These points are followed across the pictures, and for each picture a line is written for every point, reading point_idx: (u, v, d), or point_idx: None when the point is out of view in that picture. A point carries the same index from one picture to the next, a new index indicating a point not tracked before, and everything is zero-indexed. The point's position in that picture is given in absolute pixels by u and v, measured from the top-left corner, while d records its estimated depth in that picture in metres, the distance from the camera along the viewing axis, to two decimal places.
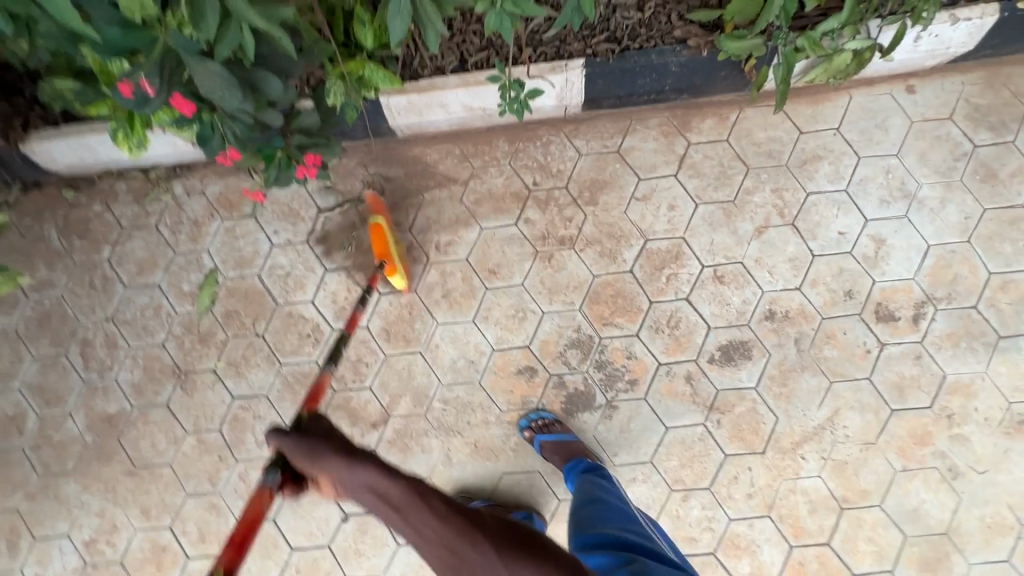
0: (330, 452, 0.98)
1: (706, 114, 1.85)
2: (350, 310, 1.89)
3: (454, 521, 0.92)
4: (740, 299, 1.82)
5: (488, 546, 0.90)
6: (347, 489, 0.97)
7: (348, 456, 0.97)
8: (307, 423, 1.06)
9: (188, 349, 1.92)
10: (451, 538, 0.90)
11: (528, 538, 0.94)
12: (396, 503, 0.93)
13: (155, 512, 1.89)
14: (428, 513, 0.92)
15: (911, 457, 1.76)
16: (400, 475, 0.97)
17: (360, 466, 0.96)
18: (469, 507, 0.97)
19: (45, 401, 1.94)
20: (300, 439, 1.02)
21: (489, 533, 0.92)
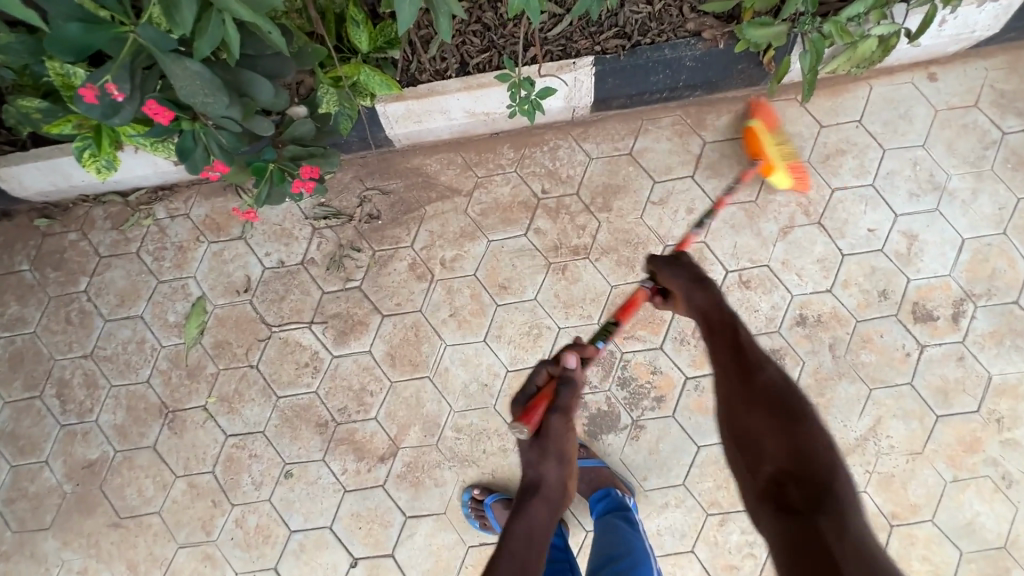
0: (686, 281, 1.21)
1: (721, 111, 1.76)
2: (351, 335, 1.75)
3: (739, 364, 1.12)
4: (769, 305, 1.71)
5: (758, 397, 1.06)
6: (690, 312, 1.22)
7: (699, 279, 1.20)
8: (678, 258, 1.25)
9: (176, 385, 1.77)
10: (722, 366, 1.14)
11: (788, 405, 1.04)
12: (708, 324, 1.19)
13: (143, 566, 1.72)
14: (763, 375, 1.09)
15: (961, 467, 1.64)
16: (728, 311, 1.18)
17: (697, 290, 1.20)
18: (764, 362, 1.12)
19: (18, 450, 1.77)
20: (672, 264, 1.25)
21: (759, 390, 1.07)
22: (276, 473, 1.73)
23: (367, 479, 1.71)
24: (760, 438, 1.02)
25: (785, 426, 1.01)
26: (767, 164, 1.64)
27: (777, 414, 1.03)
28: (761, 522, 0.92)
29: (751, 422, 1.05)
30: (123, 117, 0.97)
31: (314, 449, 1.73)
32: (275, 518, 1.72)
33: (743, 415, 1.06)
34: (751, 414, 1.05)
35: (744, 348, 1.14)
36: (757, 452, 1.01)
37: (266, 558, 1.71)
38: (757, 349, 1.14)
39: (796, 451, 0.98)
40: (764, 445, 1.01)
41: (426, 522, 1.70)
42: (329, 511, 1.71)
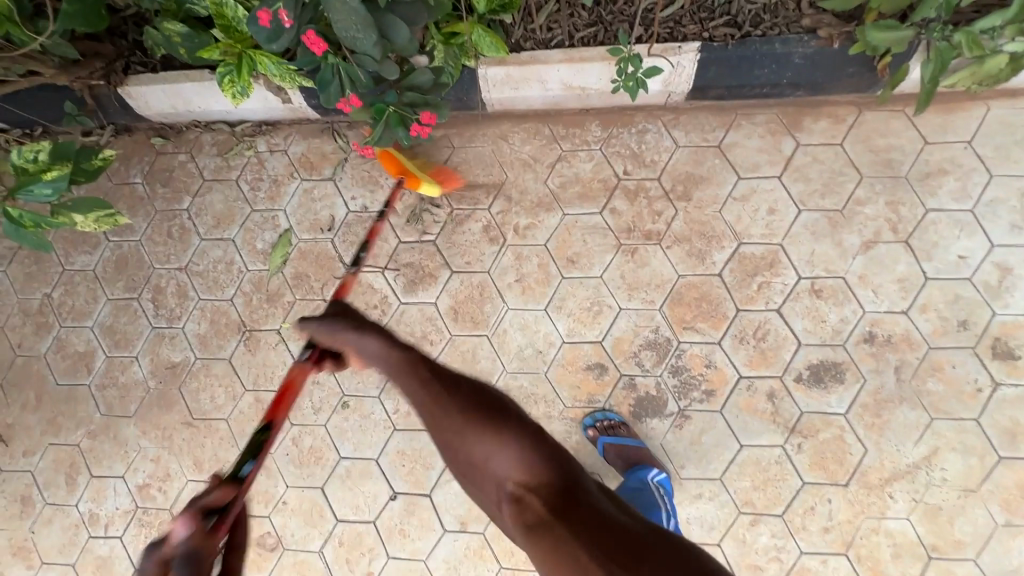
0: (348, 326, 1.06)
1: (821, 114, 1.71)
2: (420, 285, 1.84)
3: (448, 393, 1.05)
4: (838, 317, 1.68)
5: (490, 428, 1.01)
6: (366, 361, 1.06)
7: (361, 329, 1.06)
8: (335, 313, 1.10)
9: (255, 307, 1.91)
10: (421, 400, 1.05)
11: (500, 411, 1.04)
12: (393, 365, 1.05)
13: (207, 465, 1.90)
14: (457, 401, 1.04)
15: (1015, 512, 1.59)
16: (400, 343, 1.08)
17: (369, 340, 1.05)
18: (451, 376, 1.09)
19: (114, 342, 1.97)
20: (329, 320, 1.08)
21: (478, 416, 1.02)
22: (334, 402, 1.85)
23: (416, 421, 1.82)
24: (475, 455, 1.00)
25: (494, 438, 1.00)
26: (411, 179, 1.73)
27: (489, 425, 1.01)
28: (523, 541, 0.92)
29: (473, 447, 1.00)
30: (278, 48, 1.12)
31: (371, 385, 1.84)
32: (327, 443, 1.85)
33: (465, 441, 1.00)
34: (467, 440, 1.01)
35: (440, 379, 1.07)
36: (483, 469, 0.99)
37: (315, 477, 1.85)
38: (444, 370, 1.09)
39: (532, 464, 0.98)
40: (494, 464, 0.99)
41: None
42: (377, 445, 1.83)
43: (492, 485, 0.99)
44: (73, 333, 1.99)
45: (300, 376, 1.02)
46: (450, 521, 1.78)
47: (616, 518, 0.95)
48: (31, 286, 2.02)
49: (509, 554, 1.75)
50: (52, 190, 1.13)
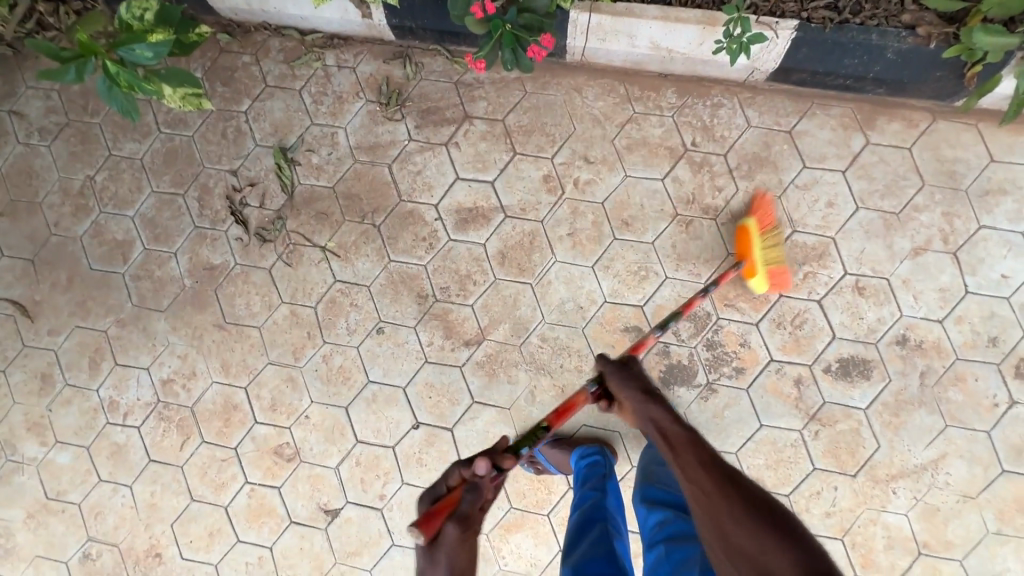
0: (642, 393, 1.22)
1: (894, 116, 1.73)
2: (471, 224, 1.84)
3: (724, 478, 1.01)
4: (875, 316, 1.72)
5: (755, 523, 0.92)
6: (640, 422, 1.21)
7: (648, 396, 1.21)
8: (627, 365, 1.30)
9: (303, 222, 1.90)
10: (697, 484, 1.03)
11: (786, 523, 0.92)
12: (674, 442, 1.13)
13: (234, 369, 1.91)
14: (738, 496, 0.97)
15: (1007, 522, 1.68)
16: (683, 425, 1.16)
17: (652, 407, 1.19)
18: (752, 486, 1.00)
19: (154, 236, 1.95)
20: (618, 370, 1.28)
21: (772, 520, 0.92)
22: (369, 326, 1.87)
23: (448, 356, 1.84)
24: (727, 525, 0.94)
25: (763, 535, 0.90)
26: (749, 267, 1.68)
27: (776, 527, 0.91)
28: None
29: (737, 529, 0.93)
30: None
31: (409, 315, 1.86)
32: (357, 364, 1.87)
33: (726, 517, 0.95)
34: (767, 551, 0.88)
35: (724, 464, 1.05)
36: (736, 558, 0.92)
37: (341, 396, 1.87)
38: (726, 465, 1.05)
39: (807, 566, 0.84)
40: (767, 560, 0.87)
41: (489, 411, 1.83)
42: (407, 374, 1.85)
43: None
44: (113, 220, 1.97)
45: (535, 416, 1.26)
46: (468, 457, 1.83)
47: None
48: (75, 167, 1.99)
49: (520, 495, 1.81)
50: (153, 55, 1.10)
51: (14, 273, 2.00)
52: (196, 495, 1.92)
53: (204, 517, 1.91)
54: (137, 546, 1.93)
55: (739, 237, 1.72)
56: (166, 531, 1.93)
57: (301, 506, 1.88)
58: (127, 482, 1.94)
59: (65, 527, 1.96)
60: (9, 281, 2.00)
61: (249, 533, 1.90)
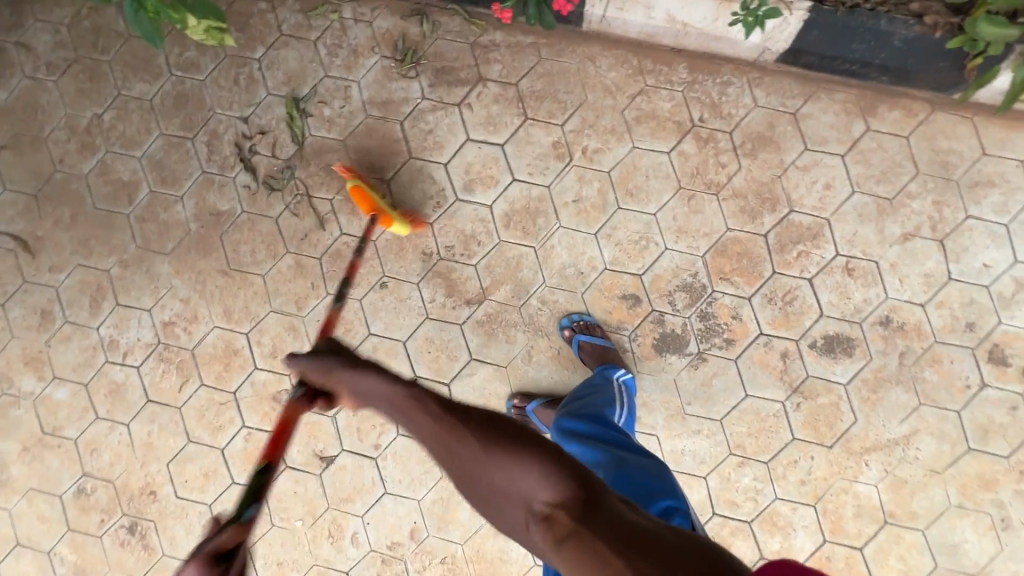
0: (343, 365, 1.13)
1: (895, 105, 1.78)
2: (479, 185, 1.87)
3: (456, 424, 1.01)
4: (862, 297, 1.80)
5: (489, 458, 0.95)
6: (359, 400, 1.10)
7: (356, 366, 1.12)
8: (319, 356, 1.15)
9: (311, 173, 1.91)
10: (434, 436, 1.01)
11: (495, 435, 0.98)
12: (401, 405, 1.05)
13: (237, 315, 1.94)
14: (469, 435, 0.99)
15: (969, 497, 1.78)
16: (406, 381, 1.08)
17: (363, 376, 1.09)
18: (462, 407, 1.05)
19: (161, 179, 1.95)
20: (320, 360, 1.14)
21: (487, 441, 0.98)
22: (373, 280, 1.90)
23: (448, 313, 1.88)
24: (483, 474, 0.95)
25: (505, 463, 0.94)
26: (383, 216, 1.78)
27: (500, 445, 0.96)
28: (554, 557, 0.86)
29: (492, 474, 0.94)
30: None
31: (412, 272, 1.89)
32: (359, 316, 1.90)
33: (484, 468, 0.95)
34: (487, 467, 0.95)
35: (449, 407, 1.04)
36: (500, 497, 0.94)
37: None
38: (453, 403, 1.05)
39: (547, 474, 0.92)
40: (510, 483, 0.93)
41: (486, 368, 1.88)
42: (407, 328, 1.89)
43: (518, 509, 0.92)
44: (120, 160, 1.97)
45: (292, 414, 1.13)
46: None
47: (636, 530, 0.86)
48: (81, 104, 1.97)
49: None
50: None
51: (17, 208, 1.99)
52: (193, 436, 1.95)
53: (200, 458, 1.95)
54: (132, 483, 1.97)
55: (358, 196, 1.78)
56: (161, 470, 1.96)
57: (297, 452, 1.92)
58: (124, 421, 1.97)
59: (60, 461, 1.99)
60: (12, 216, 1.99)
61: (244, 476, 1.94)
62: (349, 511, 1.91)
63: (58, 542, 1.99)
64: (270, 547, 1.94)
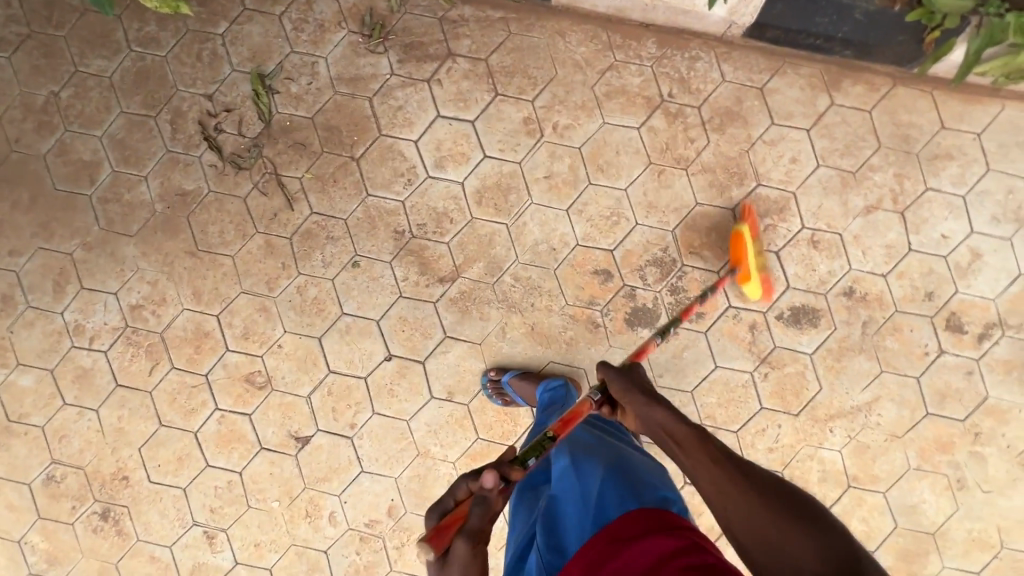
0: (642, 392, 1.22)
1: (858, 80, 1.82)
2: (450, 162, 1.87)
3: (732, 469, 0.99)
4: (827, 269, 1.84)
5: (762, 507, 0.92)
6: (643, 422, 1.18)
7: (649, 397, 1.21)
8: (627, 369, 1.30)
9: (279, 151, 1.88)
10: (705, 473, 1.01)
11: (794, 503, 0.92)
12: (681, 439, 1.09)
13: (207, 297, 1.91)
14: (755, 490, 0.95)
15: (928, 460, 1.85)
16: (690, 424, 1.12)
17: (653, 408, 1.17)
18: (750, 465, 1.01)
19: (123, 158, 1.90)
20: (617, 374, 1.29)
21: (757, 490, 0.95)
22: (345, 259, 1.89)
23: (422, 292, 1.88)
24: (748, 518, 0.92)
25: (776, 518, 0.89)
26: (744, 272, 1.77)
27: (771, 506, 0.91)
28: None
29: (768, 525, 0.90)
30: None
31: (385, 251, 1.88)
32: (332, 296, 1.89)
33: (746, 512, 0.92)
34: (756, 518, 0.91)
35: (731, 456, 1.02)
36: (762, 551, 0.88)
37: (314, 327, 1.90)
38: (739, 458, 1.02)
39: (831, 551, 0.84)
40: (787, 550, 0.86)
41: (461, 346, 1.88)
42: (381, 307, 1.89)
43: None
44: (79, 139, 1.91)
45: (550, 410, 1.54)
46: (438, 389, 1.89)
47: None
48: (37, 81, 1.91)
49: (487, 427, 1.89)
50: None
51: None
52: (165, 420, 1.93)
53: (173, 441, 1.93)
54: (104, 469, 1.94)
55: (735, 241, 1.78)
56: (133, 455, 1.94)
57: (272, 433, 1.91)
58: (92, 406, 1.94)
59: (28, 449, 1.95)
60: None
61: (219, 458, 1.93)
62: (327, 490, 1.91)
63: (29, 530, 1.96)
64: (247, 529, 1.93)
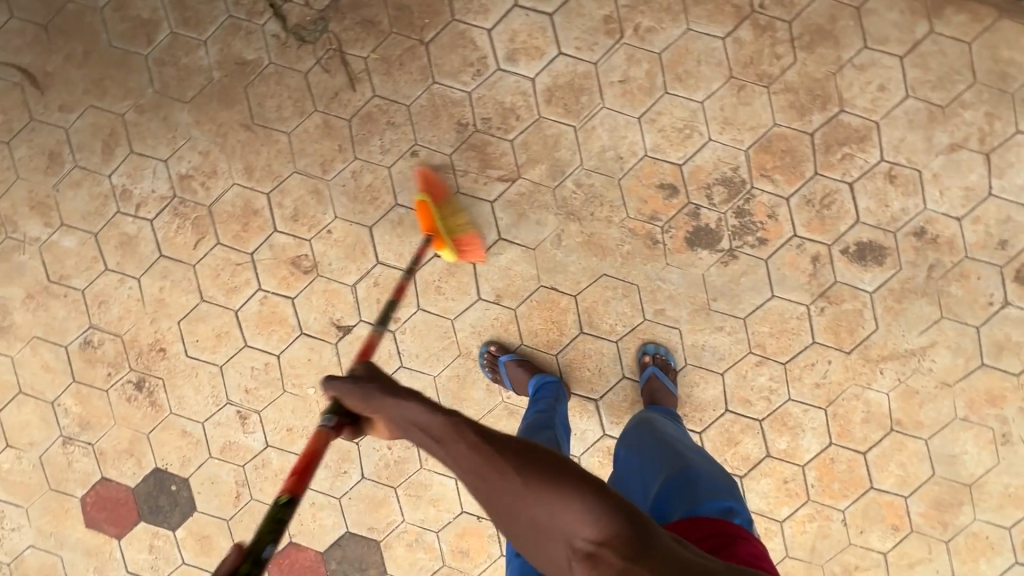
0: (381, 393, 1.06)
1: (962, 9, 1.72)
2: (523, 56, 1.79)
3: (479, 450, 0.91)
4: (901, 206, 1.78)
5: (528, 493, 0.86)
6: (398, 428, 1.03)
7: (398, 394, 1.04)
8: (359, 376, 1.12)
9: (347, 28, 1.81)
10: (461, 468, 0.92)
11: (565, 464, 0.89)
12: (438, 435, 0.97)
13: (259, 174, 1.86)
14: (502, 464, 0.89)
15: (975, 411, 1.82)
16: (443, 409, 1.00)
17: (398, 402, 1.03)
18: (495, 432, 0.95)
19: (183, 20, 1.83)
20: (354, 385, 1.11)
21: (507, 464, 0.89)
22: (403, 148, 1.82)
23: (480, 189, 1.82)
24: (508, 502, 0.87)
25: (542, 494, 0.85)
26: (438, 239, 1.75)
27: (525, 482, 0.87)
28: None
29: (534, 509, 0.85)
30: None
31: (446, 143, 1.82)
32: (387, 185, 1.84)
33: (524, 506, 0.86)
34: (528, 502, 0.86)
35: (471, 435, 0.94)
36: (540, 537, 0.86)
37: (366, 216, 1.85)
38: (490, 431, 0.95)
39: (591, 511, 0.83)
40: (557, 524, 0.84)
41: (513, 250, 1.84)
42: None
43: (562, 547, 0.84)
44: None
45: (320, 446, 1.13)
46: (486, 291, 1.85)
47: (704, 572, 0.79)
48: None
49: (532, 335, 1.86)
50: None
51: (24, 38, 1.86)
52: (207, 296, 1.90)
53: (213, 318, 1.91)
54: (141, 338, 1.93)
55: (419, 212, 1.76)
56: (172, 328, 1.92)
57: (313, 319, 1.89)
58: (134, 275, 1.91)
59: (67, 311, 1.93)
60: (19, 47, 1.86)
61: (257, 340, 1.91)
62: None
63: (63, 393, 1.96)
64: (280, 413, 1.92)
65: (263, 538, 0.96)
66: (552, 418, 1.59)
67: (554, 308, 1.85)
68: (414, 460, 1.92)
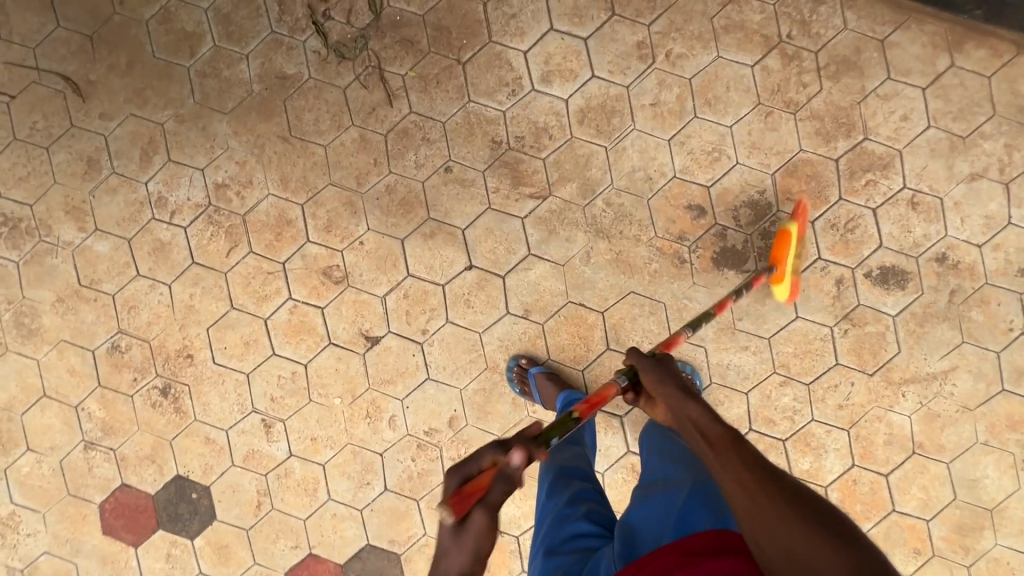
0: (677, 387, 1.11)
1: (982, 44, 1.79)
2: (557, 77, 1.84)
3: (756, 477, 0.87)
4: (923, 232, 1.82)
5: (790, 532, 0.78)
6: (677, 419, 1.06)
7: (688, 395, 1.08)
8: (665, 366, 1.18)
9: (386, 45, 1.86)
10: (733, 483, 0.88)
11: (841, 524, 0.78)
12: (714, 440, 0.97)
13: (293, 185, 1.89)
14: (780, 496, 0.83)
15: (996, 436, 1.84)
16: (725, 424, 0.99)
17: (687, 401, 1.06)
18: (783, 476, 0.88)
19: (226, 34, 1.88)
20: (653, 366, 1.18)
21: (782, 496, 0.83)
22: (438, 163, 1.86)
23: (511, 205, 1.86)
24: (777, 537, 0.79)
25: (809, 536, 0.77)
26: (778, 273, 1.72)
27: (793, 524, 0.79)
28: None
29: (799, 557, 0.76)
30: None
31: (479, 159, 1.86)
32: (420, 199, 1.87)
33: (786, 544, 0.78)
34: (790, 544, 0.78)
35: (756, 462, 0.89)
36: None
37: (398, 229, 1.88)
38: (773, 467, 0.90)
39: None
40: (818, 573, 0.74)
41: (543, 265, 1.87)
42: (468, 217, 1.87)
43: None
44: (184, 9, 1.89)
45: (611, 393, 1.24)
46: (515, 306, 1.87)
47: None
48: None
49: (559, 350, 1.87)
50: None
51: (69, 48, 1.90)
52: (236, 304, 1.92)
53: (242, 325, 1.92)
54: (169, 344, 1.93)
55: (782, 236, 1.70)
56: (200, 334, 1.93)
57: (342, 329, 1.90)
58: (165, 281, 1.92)
59: (96, 315, 1.94)
60: (64, 55, 1.90)
61: (286, 348, 1.92)
62: (391, 393, 1.90)
63: (87, 397, 1.96)
64: (305, 422, 1.93)
65: (553, 430, 1.16)
66: (581, 432, 1.51)
67: (581, 323, 1.87)
68: (438, 473, 1.92)
